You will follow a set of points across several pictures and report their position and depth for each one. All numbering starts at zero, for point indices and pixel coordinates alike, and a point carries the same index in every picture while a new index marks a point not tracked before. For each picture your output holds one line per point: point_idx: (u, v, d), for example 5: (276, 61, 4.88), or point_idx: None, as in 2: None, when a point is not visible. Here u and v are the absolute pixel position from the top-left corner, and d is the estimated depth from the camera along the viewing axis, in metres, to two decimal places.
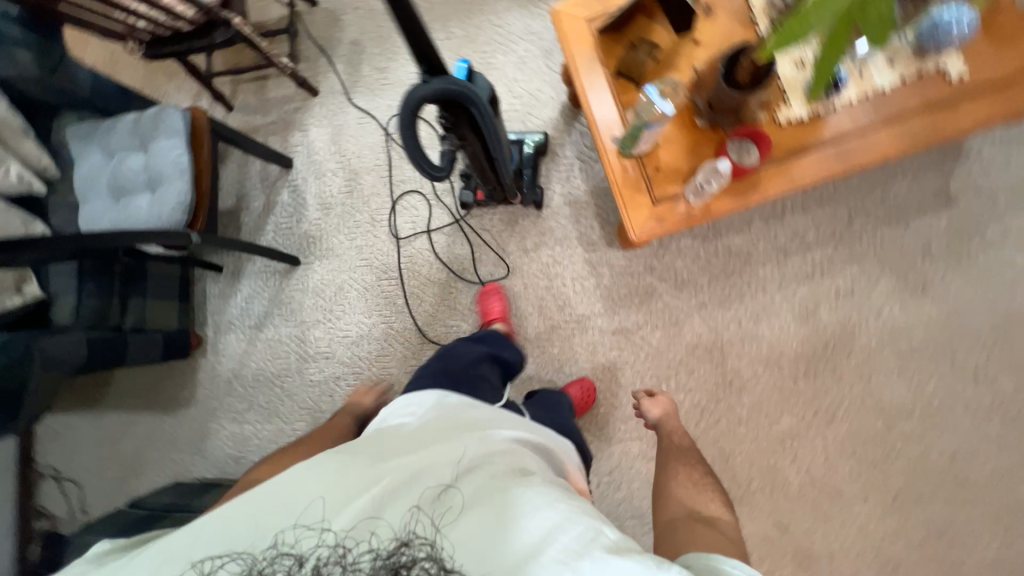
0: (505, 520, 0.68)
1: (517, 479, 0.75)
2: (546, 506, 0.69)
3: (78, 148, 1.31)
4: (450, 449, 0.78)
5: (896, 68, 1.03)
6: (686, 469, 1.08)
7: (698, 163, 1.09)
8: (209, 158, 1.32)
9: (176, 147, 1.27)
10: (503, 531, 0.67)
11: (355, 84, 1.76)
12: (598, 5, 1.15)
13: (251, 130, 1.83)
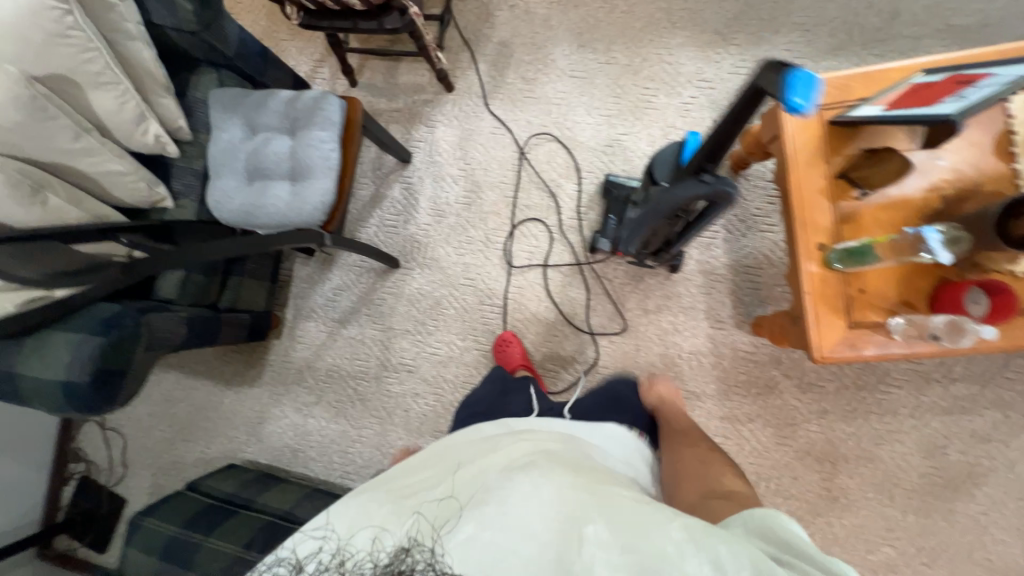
0: (492, 509, 0.68)
1: (504, 474, 0.75)
2: (524, 487, 0.70)
3: (219, 116, 1.20)
4: (500, 457, 0.82)
5: None
6: (688, 446, 1.13)
7: (911, 297, 0.99)
8: (356, 155, 1.22)
9: (328, 141, 1.16)
10: (494, 519, 0.66)
11: (496, 90, 1.64)
12: (837, 92, 1.03)
13: (373, 112, 1.70)
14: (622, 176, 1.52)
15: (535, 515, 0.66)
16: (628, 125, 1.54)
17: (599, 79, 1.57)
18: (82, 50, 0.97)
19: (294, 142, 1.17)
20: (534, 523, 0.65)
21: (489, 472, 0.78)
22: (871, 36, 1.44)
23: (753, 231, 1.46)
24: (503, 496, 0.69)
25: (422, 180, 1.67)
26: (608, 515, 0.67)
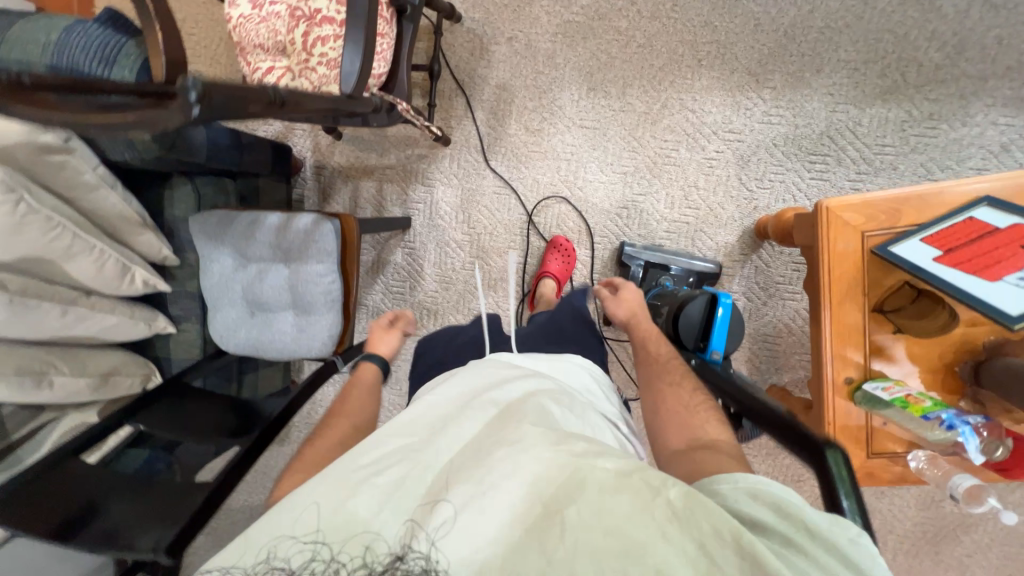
0: (488, 481, 0.56)
1: (499, 432, 0.62)
2: (525, 455, 0.58)
3: (205, 245, 1.11)
4: (463, 416, 0.67)
5: None
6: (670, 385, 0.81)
7: None
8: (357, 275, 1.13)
9: (328, 271, 1.09)
10: (489, 498, 0.54)
11: (497, 142, 1.47)
12: (884, 217, 0.93)
13: (363, 169, 1.56)
14: (638, 245, 1.41)
15: (524, 483, 0.55)
16: (645, 184, 1.41)
17: (613, 130, 1.40)
18: (47, 231, 0.87)
19: (291, 275, 1.10)
20: (527, 507, 0.54)
21: (455, 445, 0.62)
22: (927, 77, 1.25)
23: (776, 300, 1.40)
24: (484, 471, 0.57)
25: (425, 245, 1.57)
26: (595, 489, 0.53)
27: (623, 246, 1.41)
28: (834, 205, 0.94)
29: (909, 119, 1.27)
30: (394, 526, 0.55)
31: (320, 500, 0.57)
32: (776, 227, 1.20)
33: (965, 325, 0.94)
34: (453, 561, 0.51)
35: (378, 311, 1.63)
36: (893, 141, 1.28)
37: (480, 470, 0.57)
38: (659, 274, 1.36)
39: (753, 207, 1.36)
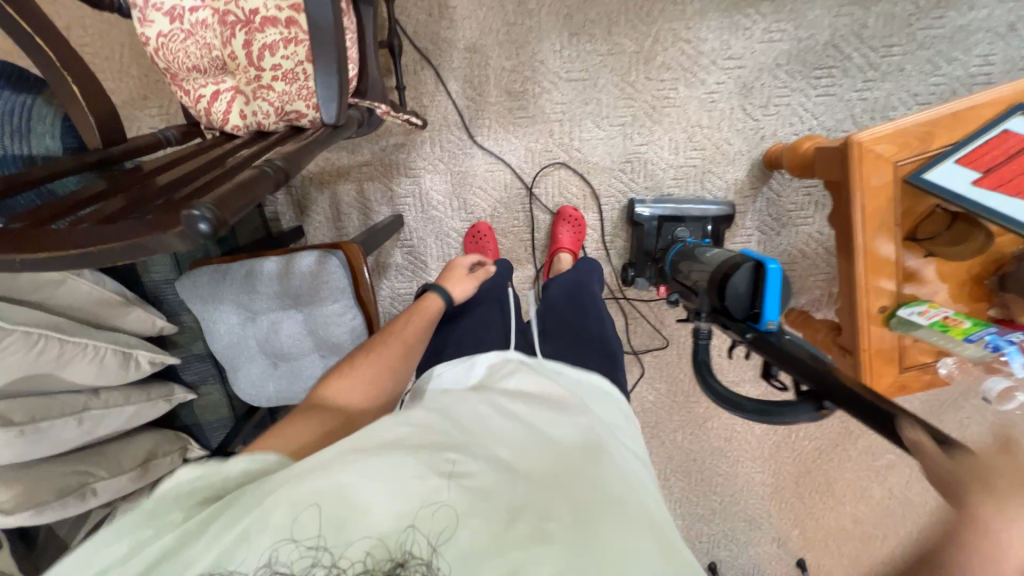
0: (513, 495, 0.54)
1: (533, 443, 0.60)
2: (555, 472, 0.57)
3: (203, 307, 1.01)
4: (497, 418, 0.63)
5: None
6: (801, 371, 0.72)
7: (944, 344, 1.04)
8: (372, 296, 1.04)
9: (348, 308, 1.01)
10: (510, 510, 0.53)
11: (479, 113, 1.32)
12: (917, 142, 0.89)
13: (338, 172, 1.41)
14: (647, 200, 1.34)
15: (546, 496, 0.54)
16: (646, 132, 1.31)
17: (604, 78, 1.27)
18: (28, 347, 0.78)
19: (307, 320, 1.01)
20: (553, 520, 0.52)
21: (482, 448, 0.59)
22: None
23: (790, 228, 1.39)
24: (506, 484, 0.55)
25: (424, 240, 1.47)
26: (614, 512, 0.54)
27: (633, 205, 1.34)
28: (866, 139, 0.90)
29: (914, 12, 1.19)
30: (402, 519, 0.52)
31: (323, 505, 0.52)
32: (792, 160, 1.15)
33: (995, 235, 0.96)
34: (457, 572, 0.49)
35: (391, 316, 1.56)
36: (900, 40, 1.20)
37: (503, 500, 0.53)
38: (675, 227, 1.32)
39: (760, 138, 1.30)
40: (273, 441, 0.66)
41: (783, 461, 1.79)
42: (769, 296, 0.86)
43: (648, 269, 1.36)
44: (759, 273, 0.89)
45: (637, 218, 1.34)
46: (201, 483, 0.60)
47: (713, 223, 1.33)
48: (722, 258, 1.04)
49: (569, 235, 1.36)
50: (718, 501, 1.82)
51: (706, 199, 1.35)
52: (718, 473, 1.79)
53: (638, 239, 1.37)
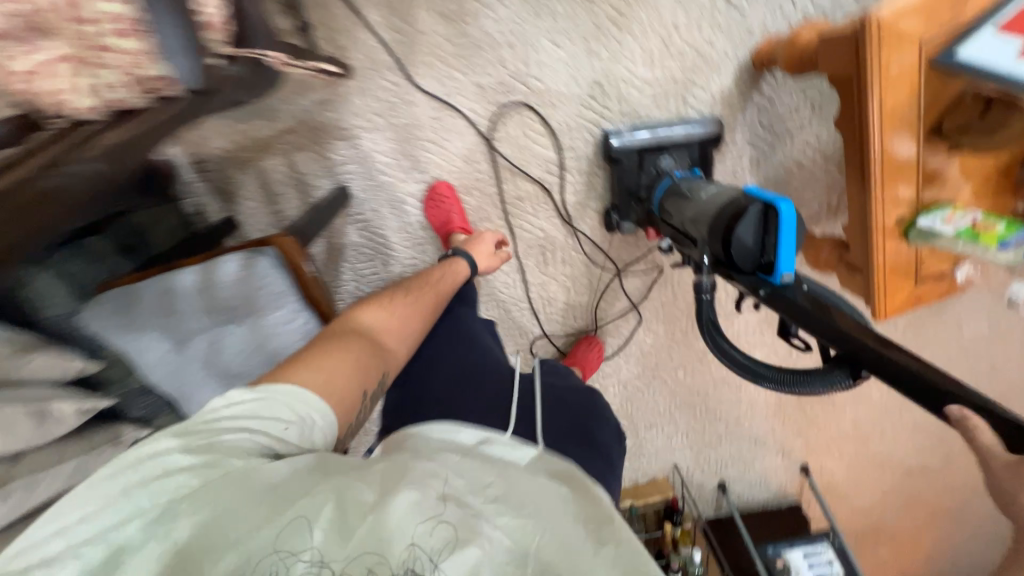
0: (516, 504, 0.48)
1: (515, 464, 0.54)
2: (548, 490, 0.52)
3: (118, 337, 0.84)
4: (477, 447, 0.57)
5: None
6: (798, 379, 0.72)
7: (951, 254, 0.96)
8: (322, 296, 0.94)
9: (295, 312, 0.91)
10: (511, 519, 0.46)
11: (413, 49, 1.10)
12: (946, 12, 0.74)
13: (259, 146, 1.18)
14: (619, 130, 1.18)
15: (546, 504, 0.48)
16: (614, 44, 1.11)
17: None
18: None
19: (254, 333, 0.89)
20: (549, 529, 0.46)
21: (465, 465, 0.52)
22: None
23: (786, 138, 1.23)
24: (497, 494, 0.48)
25: (378, 211, 1.29)
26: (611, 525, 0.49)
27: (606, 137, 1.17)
28: (886, 15, 0.74)
29: None
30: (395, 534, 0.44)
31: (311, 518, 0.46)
32: (789, 55, 0.98)
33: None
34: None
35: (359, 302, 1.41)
36: None
37: (474, 512, 0.46)
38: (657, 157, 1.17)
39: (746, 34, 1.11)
40: (304, 373, 0.65)
41: None
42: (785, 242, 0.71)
43: (633, 210, 1.22)
44: (766, 216, 0.73)
45: (609, 154, 1.18)
46: (207, 416, 0.57)
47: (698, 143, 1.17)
48: (719, 198, 0.86)
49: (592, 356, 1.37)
50: (724, 425, 1.84)
51: (687, 118, 1.19)
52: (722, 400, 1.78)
53: (616, 178, 1.22)
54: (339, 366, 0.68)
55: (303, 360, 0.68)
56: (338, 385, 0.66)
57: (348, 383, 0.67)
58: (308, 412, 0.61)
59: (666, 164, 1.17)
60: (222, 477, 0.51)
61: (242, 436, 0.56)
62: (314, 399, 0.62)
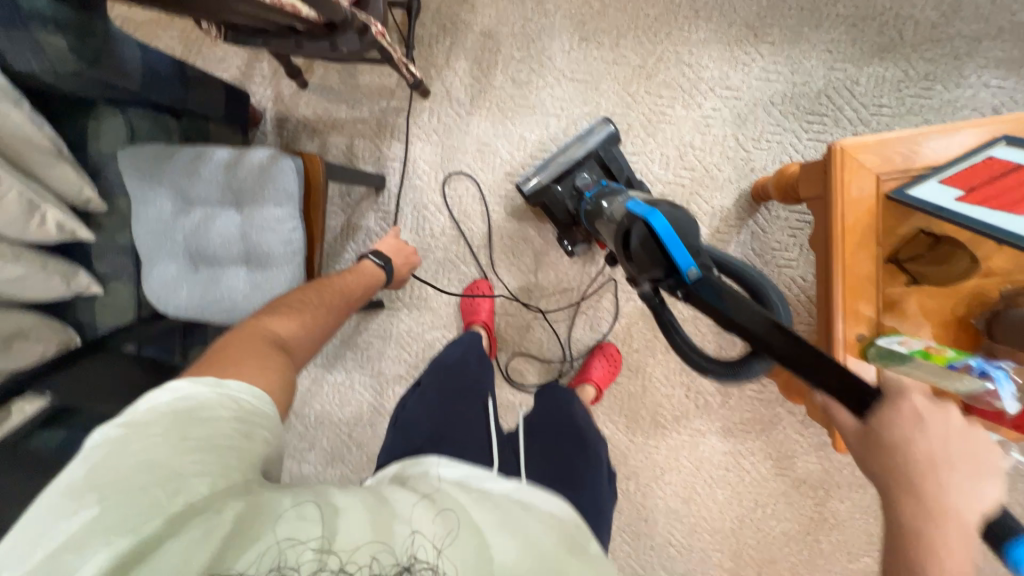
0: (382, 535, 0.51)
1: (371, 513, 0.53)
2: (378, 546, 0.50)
3: (141, 187, 0.94)
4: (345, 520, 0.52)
5: None
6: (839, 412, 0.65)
7: None
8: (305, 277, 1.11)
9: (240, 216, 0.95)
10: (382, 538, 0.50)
11: (482, 96, 1.36)
12: (900, 157, 0.88)
13: (332, 123, 1.41)
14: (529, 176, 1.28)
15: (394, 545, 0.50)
16: (640, 142, 1.33)
17: (605, 84, 1.32)
18: None
19: (245, 222, 0.94)
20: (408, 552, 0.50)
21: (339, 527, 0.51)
22: (924, 35, 1.22)
23: (772, 266, 1.33)
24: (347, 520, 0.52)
25: (400, 207, 1.44)
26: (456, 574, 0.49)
27: (520, 187, 1.26)
28: (847, 143, 0.89)
29: (912, 78, 1.23)
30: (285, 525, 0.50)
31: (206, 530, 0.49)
32: (777, 184, 1.14)
33: (999, 272, 0.88)
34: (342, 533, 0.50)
35: None
36: (889, 102, 1.24)
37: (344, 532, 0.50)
38: (573, 176, 1.24)
39: (749, 169, 1.30)
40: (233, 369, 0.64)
41: (748, 543, 1.51)
42: (672, 246, 0.72)
43: (576, 234, 1.31)
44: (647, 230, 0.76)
45: (533, 203, 1.28)
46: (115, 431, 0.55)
47: (621, 168, 1.23)
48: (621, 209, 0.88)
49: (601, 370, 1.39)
50: None
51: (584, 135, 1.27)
52: (671, 546, 1.54)
53: (553, 211, 1.29)
54: (255, 367, 0.67)
55: (219, 361, 0.66)
56: (279, 372, 0.69)
57: (281, 388, 0.67)
58: (202, 388, 0.59)
59: (581, 178, 1.23)
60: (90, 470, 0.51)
61: (248, 401, 0.61)
62: (177, 387, 0.58)
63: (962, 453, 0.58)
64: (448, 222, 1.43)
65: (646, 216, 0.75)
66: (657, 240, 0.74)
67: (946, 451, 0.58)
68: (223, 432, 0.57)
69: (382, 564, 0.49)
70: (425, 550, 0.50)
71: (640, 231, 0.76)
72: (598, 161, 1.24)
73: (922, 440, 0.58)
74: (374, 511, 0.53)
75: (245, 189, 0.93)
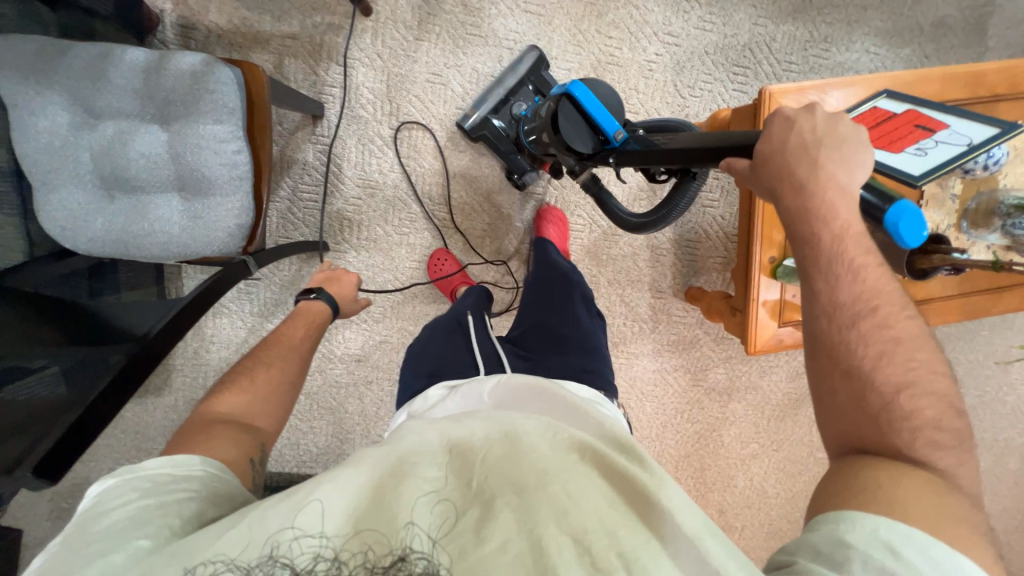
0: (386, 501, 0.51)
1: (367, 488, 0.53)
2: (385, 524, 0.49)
3: (20, 91, 0.76)
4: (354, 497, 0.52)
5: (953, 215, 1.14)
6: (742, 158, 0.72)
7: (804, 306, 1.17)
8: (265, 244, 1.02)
9: (168, 135, 0.82)
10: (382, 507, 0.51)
11: (430, 20, 1.28)
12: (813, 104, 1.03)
13: (254, 36, 1.22)
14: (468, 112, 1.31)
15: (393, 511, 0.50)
16: None
17: (557, 19, 1.32)
18: None
19: (176, 140, 0.81)
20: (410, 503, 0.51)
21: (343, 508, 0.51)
22: (826, 1, 1.39)
23: (697, 206, 1.55)
24: (336, 498, 0.52)
25: (342, 140, 1.33)
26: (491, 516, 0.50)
27: (461, 124, 1.31)
28: (774, 89, 1.02)
29: (816, 39, 1.41)
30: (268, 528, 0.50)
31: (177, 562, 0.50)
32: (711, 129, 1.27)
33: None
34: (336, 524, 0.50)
35: (285, 222, 1.36)
36: (797, 59, 1.42)
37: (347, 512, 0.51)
38: (512, 105, 1.28)
39: (685, 115, 1.41)
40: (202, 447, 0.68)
41: (667, 444, 1.79)
42: (597, 112, 0.81)
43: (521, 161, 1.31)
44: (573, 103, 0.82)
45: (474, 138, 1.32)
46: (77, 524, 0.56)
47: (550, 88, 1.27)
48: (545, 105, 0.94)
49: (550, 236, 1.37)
50: None
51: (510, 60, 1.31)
52: None
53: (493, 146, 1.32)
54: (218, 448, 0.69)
55: (190, 437, 0.70)
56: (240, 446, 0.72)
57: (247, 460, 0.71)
58: (152, 469, 0.61)
59: (518, 107, 1.28)
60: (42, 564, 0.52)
61: (205, 469, 0.64)
62: (105, 487, 0.59)
63: (830, 133, 0.67)
64: (397, 158, 1.36)
65: (569, 89, 0.81)
66: (582, 111, 0.82)
67: (813, 133, 0.67)
68: (174, 499, 0.59)
69: (376, 546, 0.48)
70: (441, 517, 0.50)
71: (564, 107, 0.82)
72: (532, 89, 1.29)
73: (791, 137, 0.67)
74: (351, 487, 0.53)
75: (173, 100, 0.80)
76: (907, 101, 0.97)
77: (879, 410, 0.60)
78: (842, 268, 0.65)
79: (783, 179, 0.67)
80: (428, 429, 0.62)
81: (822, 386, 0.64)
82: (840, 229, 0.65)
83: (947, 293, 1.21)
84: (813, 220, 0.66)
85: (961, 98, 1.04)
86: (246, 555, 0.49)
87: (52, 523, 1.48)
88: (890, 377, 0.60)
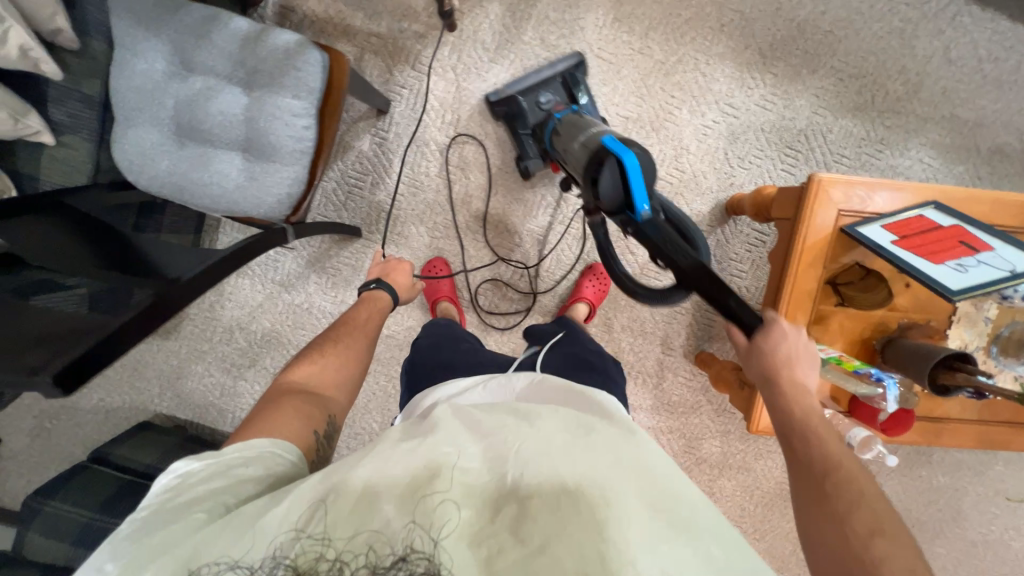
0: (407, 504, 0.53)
1: (392, 487, 0.55)
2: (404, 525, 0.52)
3: (130, 35, 0.83)
4: (377, 501, 0.54)
5: (984, 336, 1.12)
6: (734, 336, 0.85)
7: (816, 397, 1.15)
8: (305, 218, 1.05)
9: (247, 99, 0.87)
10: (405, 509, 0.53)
11: (507, 46, 1.35)
12: (861, 200, 1.04)
13: (344, 28, 1.31)
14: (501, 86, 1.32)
15: (420, 503, 0.53)
16: (645, 135, 1.40)
17: (626, 70, 1.37)
18: None
19: (253, 106, 0.87)
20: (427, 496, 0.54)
21: (359, 494, 0.54)
22: (889, 105, 1.42)
23: (724, 273, 1.51)
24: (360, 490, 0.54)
25: (400, 137, 1.39)
26: (518, 528, 0.52)
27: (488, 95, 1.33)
28: (823, 178, 1.04)
29: (872, 140, 1.44)
30: (293, 511, 0.54)
31: (227, 539, 0.53)
32: (754, 200, 1.28)
33: (901, 308, 1.10)
34: (358, 519, 0.52)
35: (327, 202, 1.42)
36: (850, 154, 1.44)
37: (366, 501, 0.54)
38: (539, 93, 1.28)
39: (729, 184, 1.44)
40: (265, 427, 0.70)
41: None
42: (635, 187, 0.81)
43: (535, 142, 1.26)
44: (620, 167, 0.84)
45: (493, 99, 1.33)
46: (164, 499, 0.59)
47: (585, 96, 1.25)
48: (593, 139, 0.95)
49: (592, 291, 1.46)
50: None
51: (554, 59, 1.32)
52: None
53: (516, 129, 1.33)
54: (282, 426, 0.71)
55: (257, 420, 0.72)
56: (302, 425, 0.73)
57: (311, 432, 0.73)
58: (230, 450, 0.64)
59: (545, 97, 1.28)
60: (123, 539, 0.56)
61: (267, 449, 0.66)
62: (178, 468, 0.60)
63: (801, 350, 0.84)
64: (444, 165, 1.41)
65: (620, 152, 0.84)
66: (623, 177, 0.84)
67: (795, 350, 0.83)
68: (238, 481, 0.62)
69: (379, 546, 0.51)
70: (468, 518, 0.53)
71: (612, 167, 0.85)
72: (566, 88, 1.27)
73: (782, 346, 0.81)
74: (376, 482, 0.55)
75: (261, 71, 0.86)
76: (955, 216, 0.98)
77: (858, 545, 0.64)
78: (807, 427, 0.77)
79: (772, 362, 0.81)
80: (455, 421, 0.64)
81: (806, 522, 0.70)
82: (804, 412, 0.79)
83: (965, 415, 1.18)
84: (783, 403, 0.80)
85: (1009, 223, 1.05)
86: (253, 556, 0.52)
87: (31, 440, 1.50)
88: (862, 521, 0.66)
